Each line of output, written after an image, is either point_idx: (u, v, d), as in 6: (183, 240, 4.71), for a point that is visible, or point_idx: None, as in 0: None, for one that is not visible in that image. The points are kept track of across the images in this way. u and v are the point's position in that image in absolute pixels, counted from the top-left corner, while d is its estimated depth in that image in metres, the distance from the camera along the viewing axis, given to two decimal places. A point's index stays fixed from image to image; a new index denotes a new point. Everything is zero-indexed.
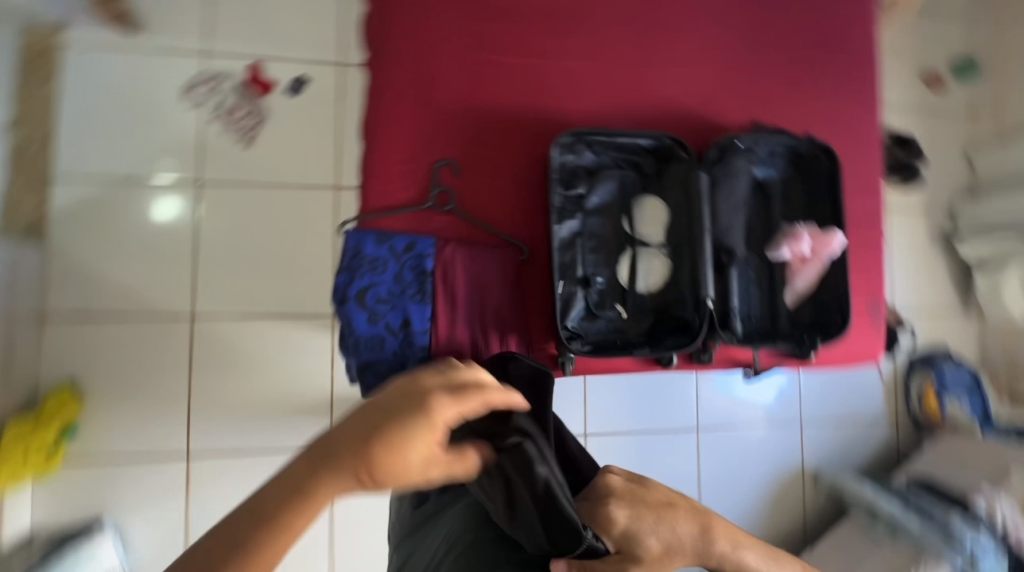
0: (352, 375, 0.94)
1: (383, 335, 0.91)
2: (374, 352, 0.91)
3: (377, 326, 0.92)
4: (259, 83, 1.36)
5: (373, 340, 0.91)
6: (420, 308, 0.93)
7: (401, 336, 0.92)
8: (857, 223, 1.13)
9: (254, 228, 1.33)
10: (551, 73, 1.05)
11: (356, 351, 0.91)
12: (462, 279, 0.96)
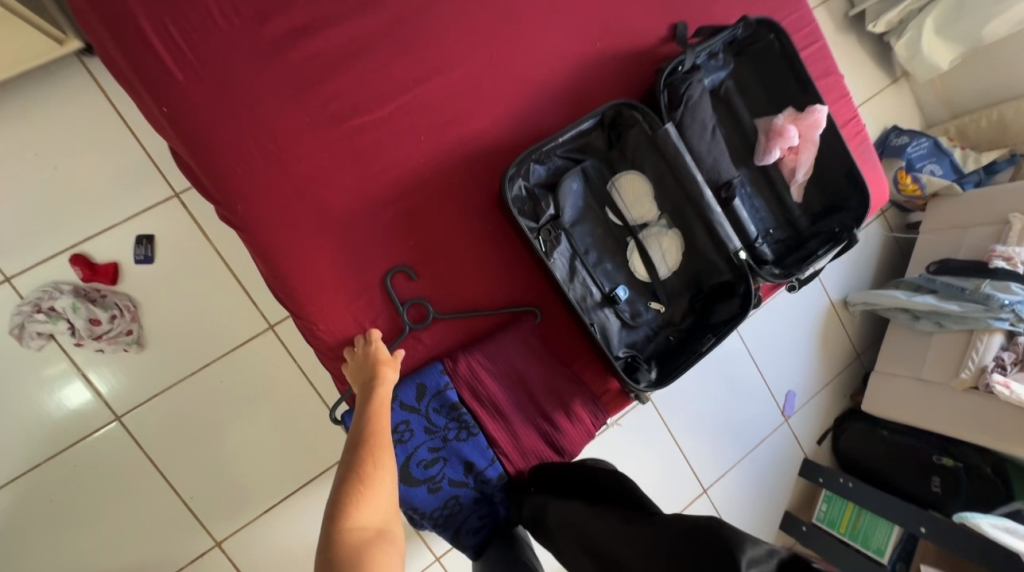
0: (447, 544, 0.85)
1: (454, 492, 0.82)
2: (457, 513, 0.83)
3: (441, 490, 0.82)
4: (99, 276, 1.13)
5: (449, 504, 0.82)
6: (473, 443, 0.82)
7: (473, 481, 0.83)
8: (816, 78, 1.03)
9: (224, 412, 1.22)
10: (445, 98, 0.83)
11: (435, 522, 0.82)
12: (495, 386, 0.83)
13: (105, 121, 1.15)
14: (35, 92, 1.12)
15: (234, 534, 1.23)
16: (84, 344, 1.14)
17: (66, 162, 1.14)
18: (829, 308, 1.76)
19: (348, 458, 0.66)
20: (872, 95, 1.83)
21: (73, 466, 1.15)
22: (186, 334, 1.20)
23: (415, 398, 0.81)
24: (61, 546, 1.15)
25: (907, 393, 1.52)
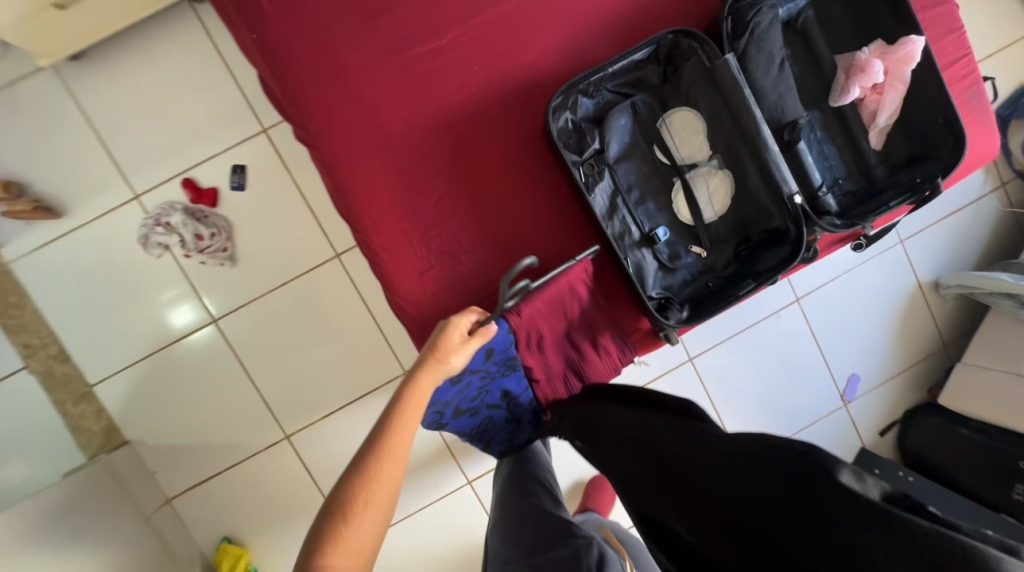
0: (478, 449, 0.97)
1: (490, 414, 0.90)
2: (492, 430, 0.93)
3: (479, 413, 0.89)
4: (203, 198, 1.33)
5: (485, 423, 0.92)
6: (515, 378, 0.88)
7: (506, 405, 0.91)
8: (922, 7, 0.90)
9: (296, 324, 1.41)
10: (501, 28, 0.85)
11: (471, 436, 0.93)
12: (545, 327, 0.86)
13: (211, 63, 1.32)
14: (159, 37, 1.30)
15: (300, 430, 1.44)
16: (191, 256, 1.35)
17: (181, 98, 1.32)
18: (916, 290, 1.58)
19: (373, 436, 0.71)
20: (1008, 43, 1.54)
21: (182, 356, 1.40)
22: (268, 255, 1.38)
23: (483, 361, 0.81)
24: (173, 418, 1.41)
25: (997, 385, 1.35)
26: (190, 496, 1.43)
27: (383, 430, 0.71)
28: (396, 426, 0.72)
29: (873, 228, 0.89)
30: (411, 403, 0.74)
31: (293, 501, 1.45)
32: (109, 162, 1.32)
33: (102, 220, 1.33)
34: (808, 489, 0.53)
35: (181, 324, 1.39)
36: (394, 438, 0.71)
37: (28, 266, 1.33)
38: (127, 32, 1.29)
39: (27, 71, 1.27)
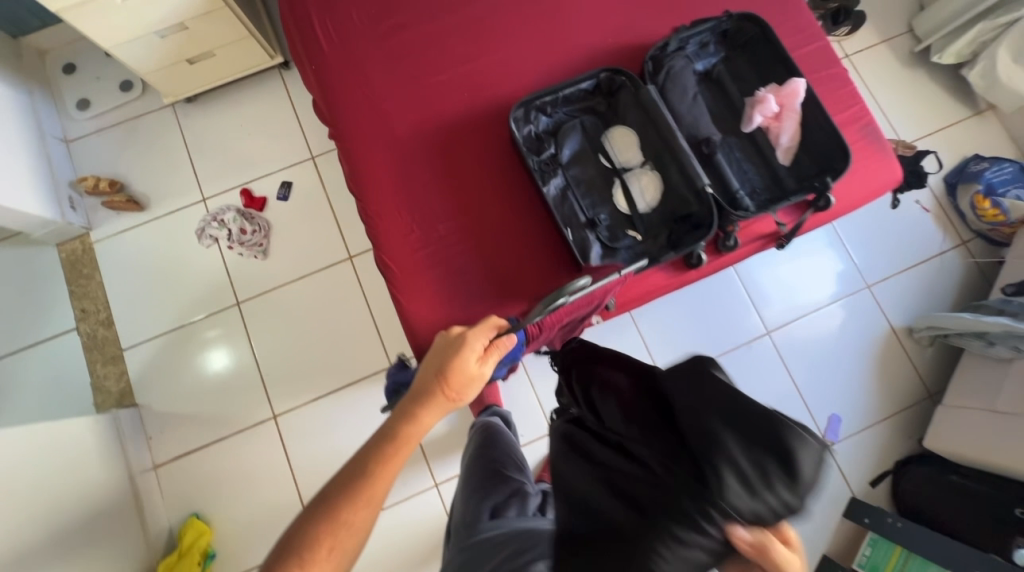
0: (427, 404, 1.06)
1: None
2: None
3: None
4: (252, 203, 1.66)
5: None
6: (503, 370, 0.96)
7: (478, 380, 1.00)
8: (819, 68, 1.15)
9: (304, 313, 1.61)
10: (487, 68, 1.16)
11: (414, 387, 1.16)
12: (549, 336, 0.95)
13: (284, 108, 1.73)
14: (250, 88, 1.74)
15: (288, 412, 1.56)
16: (233, 248, 1.63)
17: (255, 131, 1.72)
18: (889, 334, 1.62)
19: (370, 455, 0.75)
20: (946, 124, 1.77)
21: (203, 333, 1.60)
22: (294, 253, 1.64)
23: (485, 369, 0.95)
24: (181, 388, 1.57)
25: (980, 425, 1.31)
26: (176, 466, 1.52)
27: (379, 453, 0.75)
28: (391, 452, 0.75)
29: (786, 225, 1.06)
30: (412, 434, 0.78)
31: (267, 482, 1.52)
32: (190, 173, 1.69)
33: (172, 215, 1.66)
34: (679, 376, 0.52)
35: (209, 303, 1.62)
36: (387, 467, 0.74)
37: (104, 245, 1.64)
38: (228, 84, 1.73)
39: (152, 107, 1.71)
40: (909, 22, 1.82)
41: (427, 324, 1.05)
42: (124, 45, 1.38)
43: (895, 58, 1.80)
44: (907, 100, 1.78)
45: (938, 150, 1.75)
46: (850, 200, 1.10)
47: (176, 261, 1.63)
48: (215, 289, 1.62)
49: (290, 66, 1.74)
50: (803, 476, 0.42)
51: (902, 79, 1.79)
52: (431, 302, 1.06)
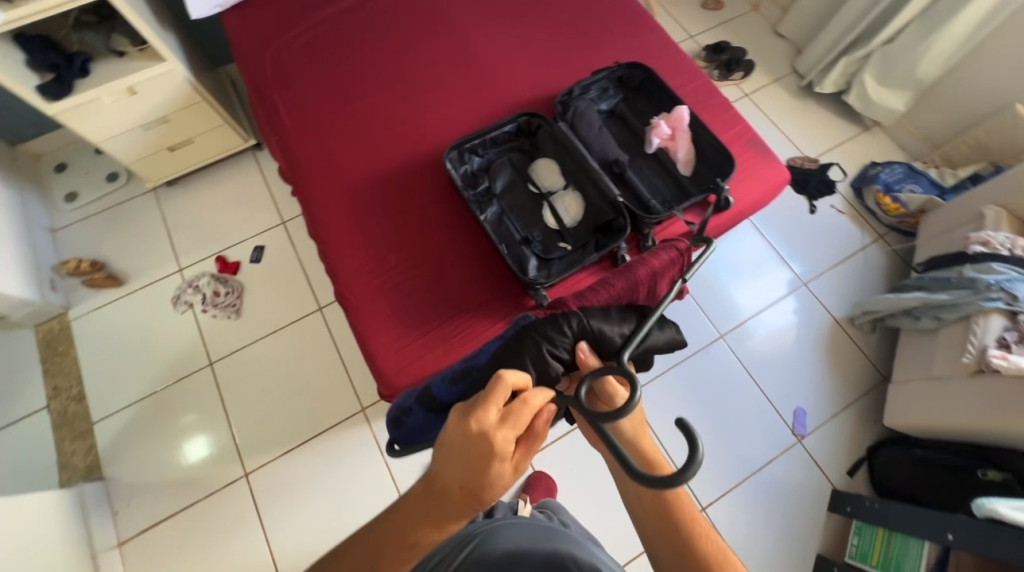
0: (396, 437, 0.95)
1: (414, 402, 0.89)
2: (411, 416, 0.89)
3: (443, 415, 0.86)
4: (227, 268, 1.77)
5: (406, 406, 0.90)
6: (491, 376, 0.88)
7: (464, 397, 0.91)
8: (702, 98, 1.38)
9: (277, 366, 1.66)
10: (426, 125, 1.36)
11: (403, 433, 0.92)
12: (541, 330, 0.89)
13: (257, 183, 1.91)
14: (226, 169, 1.93)
15: (260, 467, 1.54)
16: (207, 311, 1.72)
17: (231, 205, 1.88)
18: (834, 325, 1.72)
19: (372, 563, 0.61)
20: (841, 140, 2.03)
21: (176, 396, 1.62)
22: (266, 310, 1.73)
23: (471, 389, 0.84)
24: (151, 455, 1.55)
25: (927, 395, 1.37)
26: (142, 539, 1.46)
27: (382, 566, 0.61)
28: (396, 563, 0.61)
29: (696, 223, 1.21)
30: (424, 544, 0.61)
31: (237, 546, 1.45)
32: (168, 247, 1.82)
33: (149, 287, 1.76)
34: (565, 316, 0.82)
35: (183, 367, 1.66)
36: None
37: (82, 323, 1.71)
38: (206, 168, 1.93)
39: (135, 193, 1.88)
40: (792, 64, 2.15)
41: (383, 346, 1.12)
42: (111, 139, 1.58)
43: (785, 92, 2.12)
44: (803, 124, 2.06)
45: (839, 162, 1.99)
46: (749, 199, 1.27)
47: (151, 330, 1.70)
48: (188, 353, 1.67)
49: (262, 147, 1.96)
50: (655, 335, 0.81)
51: (794, 108, 2.09)
52: (386, 324, 1.14)
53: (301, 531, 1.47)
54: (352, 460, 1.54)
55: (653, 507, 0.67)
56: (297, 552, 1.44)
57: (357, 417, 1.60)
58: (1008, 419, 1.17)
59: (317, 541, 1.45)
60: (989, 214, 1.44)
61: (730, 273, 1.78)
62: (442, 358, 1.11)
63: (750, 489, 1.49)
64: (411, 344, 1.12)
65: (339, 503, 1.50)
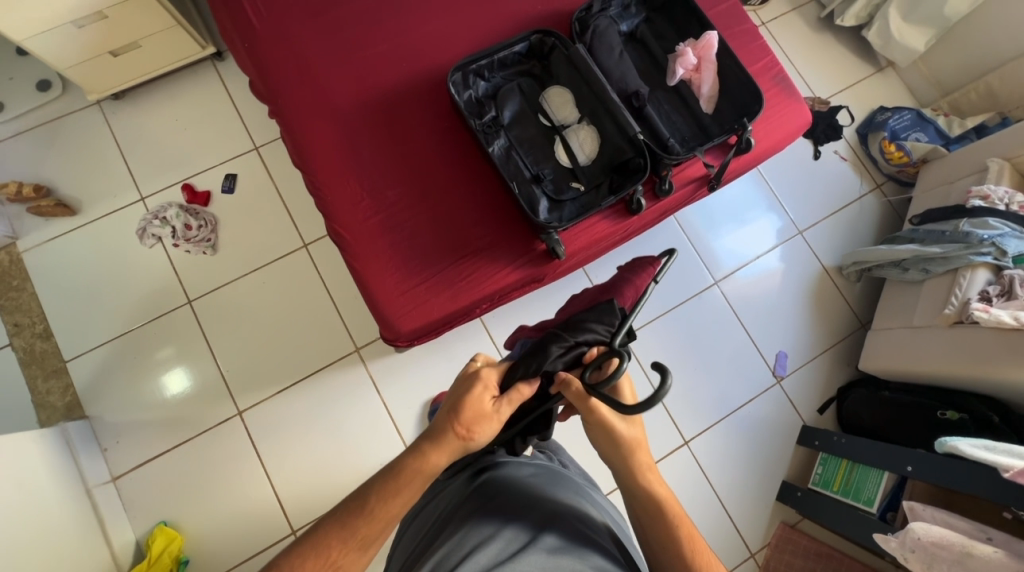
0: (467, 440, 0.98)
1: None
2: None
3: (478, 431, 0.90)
4: (196, 197, 1.61)
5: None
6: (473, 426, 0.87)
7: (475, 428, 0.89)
8: (729, 24, 1.25)
9: (261, 304, 1.58)
10: (421, 40, 1.19)
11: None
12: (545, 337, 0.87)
13: (221, 101, 1.68)
14: (182, 83, 1.68)
15: (253, 406, 1.52)
16: (178, 245, 1.58)
17: (193, 126, 1.66)
18: (823, 273, 1.76)
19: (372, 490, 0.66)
20: (854, 81, 1.94)
21: (155, 333, 1.54)
22: (245, 246, 1.60)
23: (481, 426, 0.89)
24: (135, 394, 1.50)
25: (903, 342, 1.45)
26: (136, 473, 1.46)
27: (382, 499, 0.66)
28: (395, 491, 0.66)
29: (715, 167, 1.15)
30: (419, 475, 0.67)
31: (237, 478, 1.47)
32: (124, 172, 1.62)
33: (107, 216, 1.58)
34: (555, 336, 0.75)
35: (157, 304, 1.55)
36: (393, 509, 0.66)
37: (34, 255, 1.54)
38: (159, 79, 1.67)
39: (76, 107, 1.63)
40: None
41: (384, 289, 1.06)
42: (37, 36, 1.31)
43: (803, 23, 1.96)
44: (817, 61, 1.94)
45: (849, 105, 1.91)
46: (770, 142, 1.20)
47: (117, 263, 1.56)
48: (162, 290, 1.56)
49: (223, 57, 1.70)
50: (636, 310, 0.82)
51: (811, 42, 1.95)
52: (387, 267, 1.07)
53: (302, 465, 1.49)
54: (348, 397, 1.54)
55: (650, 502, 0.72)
56: (298, 482, 1.48)
57: (351, 357, 1.57)
58: (977, 366, 1.26)
59: (319, 472, 1.49)
60: (994, 166, 1.44)
61: (728, 220, 1.76)
62: (448, 303, 1.07)
63: (728, 423, 1.60)
64: (414, 288, 1.06)
65: (338, 438, 1.52)
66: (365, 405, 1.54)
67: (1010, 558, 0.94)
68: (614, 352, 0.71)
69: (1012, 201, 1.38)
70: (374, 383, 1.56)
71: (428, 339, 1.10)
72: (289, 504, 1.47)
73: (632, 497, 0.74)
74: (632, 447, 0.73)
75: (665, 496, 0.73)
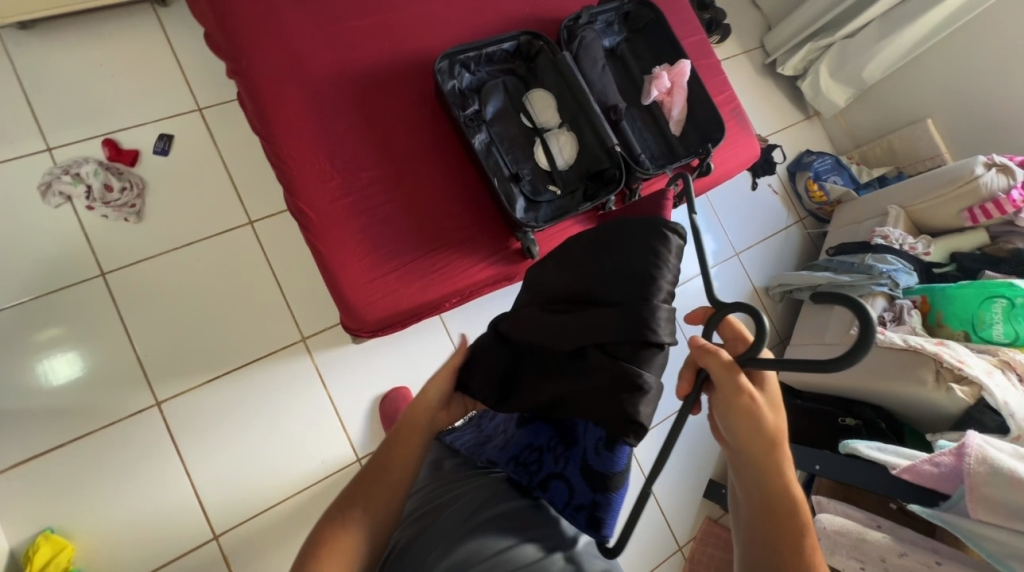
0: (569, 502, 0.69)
1: (532, 422, 0.75)
2: (571, 451, 0.70)
3: (567, 465, 0.70)
4: (120, 156, 1.41)
5: (554, 459, 0.71)
6: (572, 461, 0.69)
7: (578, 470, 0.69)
8: (700, 56, 1.36)
9: (193, 283, 1.42)
10: (407, 21, 1.15)
11: (609, 515, 0.68)
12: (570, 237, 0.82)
13: (161, 52, 1.49)
14: (112, 25, 1.47)
15: (175, 396, 1.35)
16: (94, 208, 1.37)
17: (122, 74, 1.46)
18: (752, 292, 1.96)
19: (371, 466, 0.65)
20: (787, 125, 2.18)
21: (58, 307, 1.32)
22: (179, 216, 1.43)
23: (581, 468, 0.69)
24: (23, 378, 1.28)
25: (813, 356, 1.65)
26: (16, 471, 1.23)
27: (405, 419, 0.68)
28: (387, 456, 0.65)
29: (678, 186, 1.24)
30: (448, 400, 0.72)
31: (149, 477, 1.30)
32: (27, 116, 1.37)
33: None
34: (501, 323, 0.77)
35: (58, 275, 1.33)
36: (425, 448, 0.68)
37: None
38: (81, 14, 1.44)
39: None
40: (762, 39, 2.19)
41: (348, 275, 1.00)
42: None
43: (751, 67, 2.17)
44: (760, 102, 2.16)
45: (783, 145, 2.15)
46: (725, 168, 1.32)
47: (10, 223, 1.32)
48: (66, 259, 1.34)
49: (166, 2, 1.51)
50: None
51: (756, 84, 2.17)
52: (355, 252, 1.01)
53: (230, 462, 1.36)
54: (289, 388, 1.43)
55: (776, 504, 0.58)
56: (224, 481, 1.34)
57: (296, 347, 1.46)
58: (873, 379, 1.47)
59: (249, 470, 1.37)
60: (892, 212, 1.70)
61: None
62: (417, 295, 1.03)
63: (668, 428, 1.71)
64: (383, 277, 1.02)
65: (275, 434, 1.40)
66: (309, 397, 1.44)
67: (894, 541, 1.10)
68: (732, 308, 0.58)
69: (904, 242, 1.64)
70: (320, 374, 1.46)
71: (393, 330, 1.06)
72: (212, 505, 1.33)
73: (753, 497, 0.60)
74: (774, 436, 0.59)
75: (798, 498, 0.59)
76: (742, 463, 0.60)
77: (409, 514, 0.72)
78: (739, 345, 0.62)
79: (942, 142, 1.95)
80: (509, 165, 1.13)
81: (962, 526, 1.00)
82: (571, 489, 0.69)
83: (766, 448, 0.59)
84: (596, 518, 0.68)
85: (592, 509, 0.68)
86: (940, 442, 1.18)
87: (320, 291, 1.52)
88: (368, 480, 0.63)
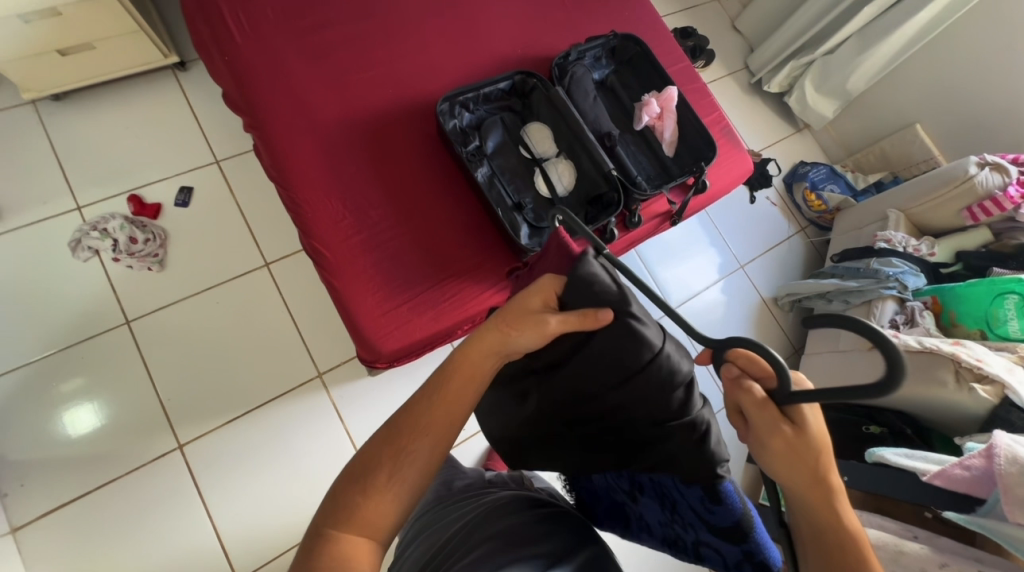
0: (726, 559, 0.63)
1: (638, 500, 0.72)
2: (683, 515, 0.65)
3: (699, 531, 0.64)
4: (143, 209, 1.49)
5: (683, 527, 0.66)
6: (697, 525, 0.63)
7: (708, 532, 0.63)
8: (686, 81, 1.43)
9: (212, 327, 1.46)
10: (409, 70, 1.23)
11: (767, 551, 0.61)
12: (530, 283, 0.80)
13: (183, 111, 1.61)
14: (138, 90, 1.59)
15: (197, 439, 1.37)
16: (120, 259, 1.44)
17: (147, 134, 1.57)
18: (761, 304, 1.96)
19: (360, 466, 0.57)
20: (779, 138, 2.24)
21: (85, 356, 1.37)
22: (200, 263, 1.50)
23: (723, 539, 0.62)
24: (48, 428, 1.30)
25: (829, 365, 1.63)
26: (44, 522, 1.24)
27: (403, 418, 0.58)
28: (381, 459, 0.56)
29: (676, 204, 1.27)
30: (432, 422, 0.58)
31: (172, 521, 1.31)
32: (60, 179, 1.47)
33: (34, 225, 1.42)
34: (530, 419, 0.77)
35: (87, 326, 1.39)
36: (398, 479, 0.56)
37: None
38: (110, 83, 1.56)
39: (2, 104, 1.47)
40: (746, 61, 2.29)
41: (364, 309, 1.04)
42: None
43: (738, 87, 2.26)
44: (751, 119, 2.23)
45: (777, 158, 2.20)
46: (720, 185, 1.37)
47: (43, 279, 1.39)
48: (94, 310, 1.40)
49: (186, 67, 1.63)
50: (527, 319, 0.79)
51: (745, 103, 2.25)
52: (368, 286, 1.05)
53: (251, 503, 1.36)
54: (306, 425, 1.44)
55: (828, 533, 0.55)
56: (244, 522, 1.34)
57: (313, 383, 1.48)
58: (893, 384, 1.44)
59: (268, 510, 1.36)
60: (892, 216, 1.72)
61: (680, 253, 1.93)
62: (431, 325, 1.06)
63: None
64: (397, 309, 1.05)
65: (294, 472, 1.40)
66: (325, 433, 1.45)
67: (934, 552, 1.05)
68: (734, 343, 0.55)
69: (907, 244, 1.65)
70: (336, 409, 1.48)
71: (408, 360, 1.08)
72: (234, 548, 1.32)
73: (801, 524, 0.57)
74: (821, 469, 0.56)
75: (854, 526, 0.56)
76: (789, 494, 0.58)
77: (418, 541, 0.77)
78: (770, 380, 0.57)
79: (933, 145, 1.99)
80: (512, 196, 1.18)
81: (1003, 532, 0.97)
82: (720, 552, 0.64)
83: (814, 481, 0.56)
84: (760, 562, 0.61)
85: (751, 560, 0.61)
86: (967, 444, 1.15)
87: (334, 327, 1.55)
88: (365, 481, 0.55)
